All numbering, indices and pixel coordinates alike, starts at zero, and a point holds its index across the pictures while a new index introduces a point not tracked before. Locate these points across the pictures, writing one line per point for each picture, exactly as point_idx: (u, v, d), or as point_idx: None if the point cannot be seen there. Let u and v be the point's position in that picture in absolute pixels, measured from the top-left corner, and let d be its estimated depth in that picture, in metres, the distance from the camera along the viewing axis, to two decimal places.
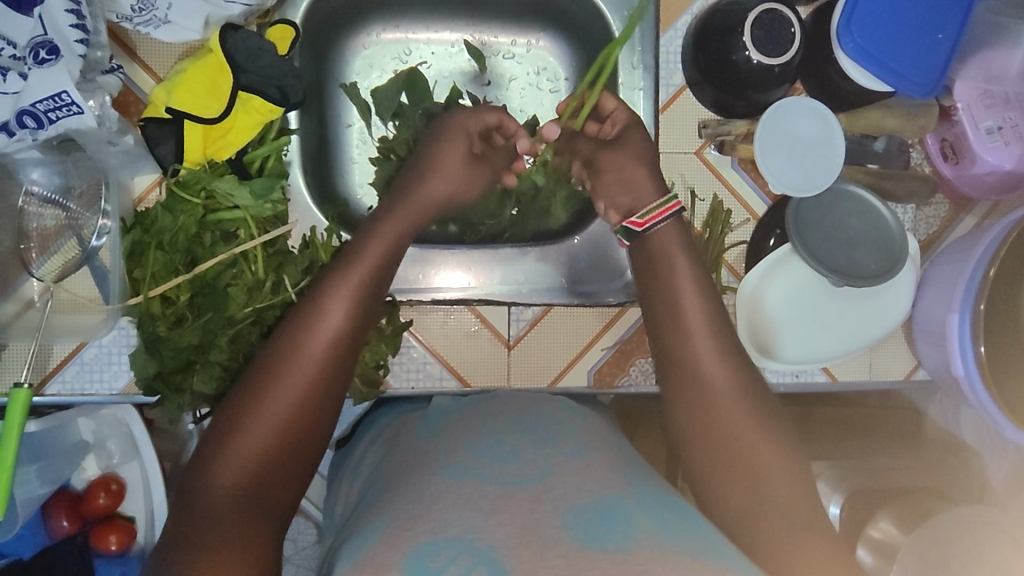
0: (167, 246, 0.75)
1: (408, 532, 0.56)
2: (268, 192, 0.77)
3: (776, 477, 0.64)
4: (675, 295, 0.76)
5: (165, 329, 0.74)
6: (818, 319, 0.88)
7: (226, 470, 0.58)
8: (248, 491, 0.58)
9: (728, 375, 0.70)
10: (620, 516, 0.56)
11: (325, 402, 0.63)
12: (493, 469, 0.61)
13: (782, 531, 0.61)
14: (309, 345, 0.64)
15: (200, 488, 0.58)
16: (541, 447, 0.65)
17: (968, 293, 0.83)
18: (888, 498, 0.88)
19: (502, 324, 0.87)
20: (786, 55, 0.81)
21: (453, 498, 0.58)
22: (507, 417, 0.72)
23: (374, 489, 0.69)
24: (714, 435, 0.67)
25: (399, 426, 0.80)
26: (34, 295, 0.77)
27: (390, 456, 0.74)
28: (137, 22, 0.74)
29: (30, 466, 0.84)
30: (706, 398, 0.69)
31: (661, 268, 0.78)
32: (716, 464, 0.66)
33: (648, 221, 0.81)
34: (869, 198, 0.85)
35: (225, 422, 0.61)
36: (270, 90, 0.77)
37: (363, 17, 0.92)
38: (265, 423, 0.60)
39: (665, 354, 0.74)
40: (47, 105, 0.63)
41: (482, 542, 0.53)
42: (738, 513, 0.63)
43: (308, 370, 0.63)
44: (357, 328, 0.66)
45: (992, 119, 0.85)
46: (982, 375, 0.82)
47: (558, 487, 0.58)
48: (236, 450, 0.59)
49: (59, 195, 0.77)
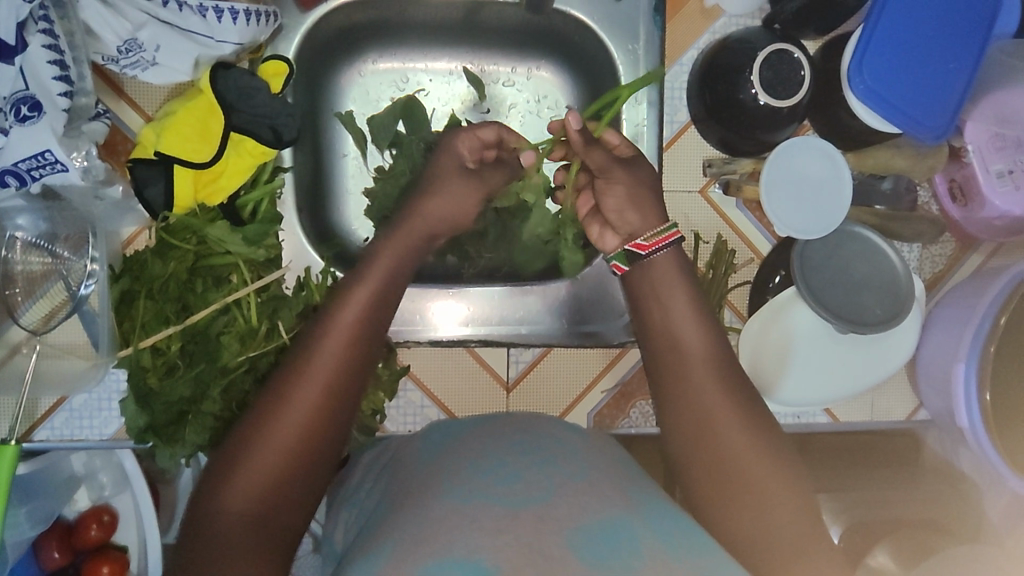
0: (158, 295, 0.73)
1: (414, 555, 0.54)
2: (261, 238, 0.75)
3: (782, 505, 0.63)
4: (664, 322, 0.75)
5: (156, 380, 0.72)
6: (823, 362, 0.87)
7: (235, 494, 0.56)
8: (258, 517, 0.56)
9: (724, 398, 0.69)
10: (625, 535, 0.55)
11: (336, 423, 0.62)
12: (499, 491, 0.60)
13: (791, 562, 0.60)
14: (320, 363, 0.62)
15: (208, 514, 0.56)
16: (546, 467, 0.63)
17: (976, 340, 0.81)
18: (889, 530, 0.86)
19: (501, 366, 0.86)
20: (795, 96, 0.78)
21: (456, 521, 0.57)
22: (508, 441, 0.69)
23: (376, 514, 0.66)
24: (716, 460, 0.66)
25: (397, 447, 0.78)
26: (21, 341, 0.75)
27: (390, 479, 0.71)
28: (124, 64, 0.71)
29: (21, 508, 0.78)
30: (706, 425, 0.68)
31: (654, 290, 0.77)
32: (715, 489, 0.65)
33: (654, 245, 0.78)
34: (875, 240, 0.84)
35: (234, 445, 0.59)
36: (262, 130, 0.75)
37: (359, 45, 0.89)
38: (276, 444, 0.59)
39: (659, 379, 0.73)
40: (30, 164, 0.63)
41: (489, 562, 0.52)
42: (747, 547, 0.61)
43: (318, 389, 0.61)
44: (365, 344, 0.65)
45: (1003, 162, 0.83)
46: (987, 426, 0.81)
47: (561, 506, 0.58)
48: (247, 473, 0.57)
49: (45, 240, 0.75)
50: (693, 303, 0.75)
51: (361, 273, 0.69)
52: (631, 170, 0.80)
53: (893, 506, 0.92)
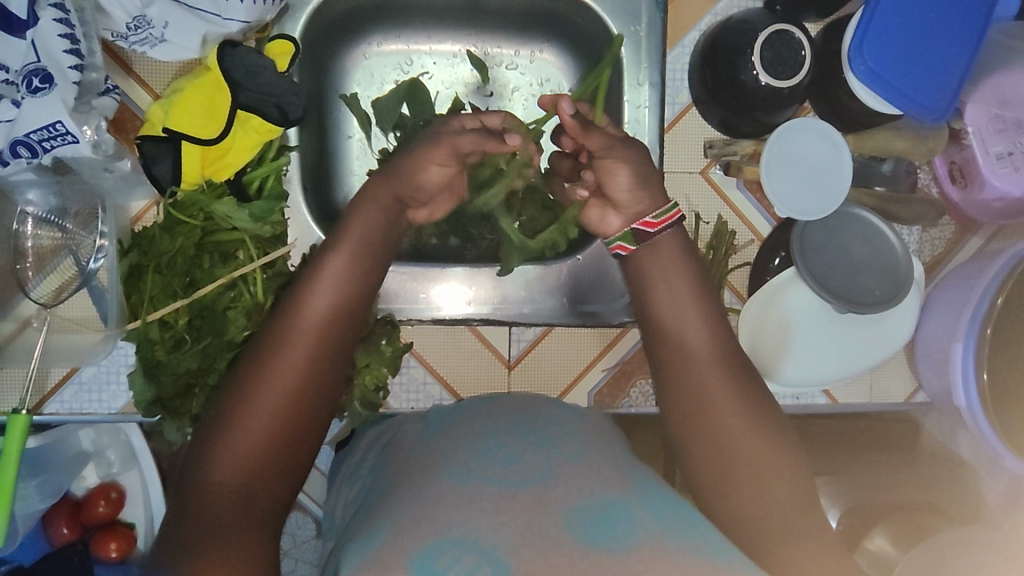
0: (166, 269, 0.74)
1: (417, 530, 0.56)
2: (267, 214, 0.76)
3: (777, 485, 0.64)
4: (658, 314, 0.76)
5: (164, 353, 0.73)
6: (822, 343, 0.87)
7: (220, 467, 0.58)
8: (242, 489, 0.57)
9: (723, 378, 0.70)
10: (623, 518, 0.56)
11: (316, 396, 0.63)
12: (497, 471, 0.61)
13: (789, 541, 0.60)
14: (297, 336, 0.64)
15: (194, 489, 0.57)
16: (543, 450, 0.64)
17: (974, 319, 0.82)
18: (883, 515, 0.86)
19: (503, 346, 0.87)
20: (795, 77, 0.79)
21: (455, 500, 0.58)
22: (507, 420, 0.71)
23: (375, 494, 0.67)
24: (713, 442, 0.67)
25: (396, 427, 0.79)
26: (31, 315, 0.76)
27: (388, 459, 0.73)
28: (133, 41, 0.72)
29: (30, 481, 0.80)
30: (700, 411, 0.69)
31: (651, 281, 0.78)
32: (712, 470, 0.66)
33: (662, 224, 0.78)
34: (875, 222, 0.85)
35: (216, 420, 0.60)
36: (269, 109, 0.75)
37: (364, 27, 0.90)
38: (257, 418, 0.60)
39: (660, 367, 0.74)
40: (41, 135, 0.63)
41: (486, 541, 0.53)
42: (744, 525, 0.62)
43: (297, 362, 0.62)
44: (341, 318, 0.66)
45: (1003, 145, 0.83)
46: (985, 405, 0.81)
47: (559, 487, 0.58)
48: (230, 446, 0.58)
49: (55, 216, 0.77)
50: (694, 284, 0.76)
51: (340, 250, 0.70)
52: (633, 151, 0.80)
53: (890, 488, 0.92)
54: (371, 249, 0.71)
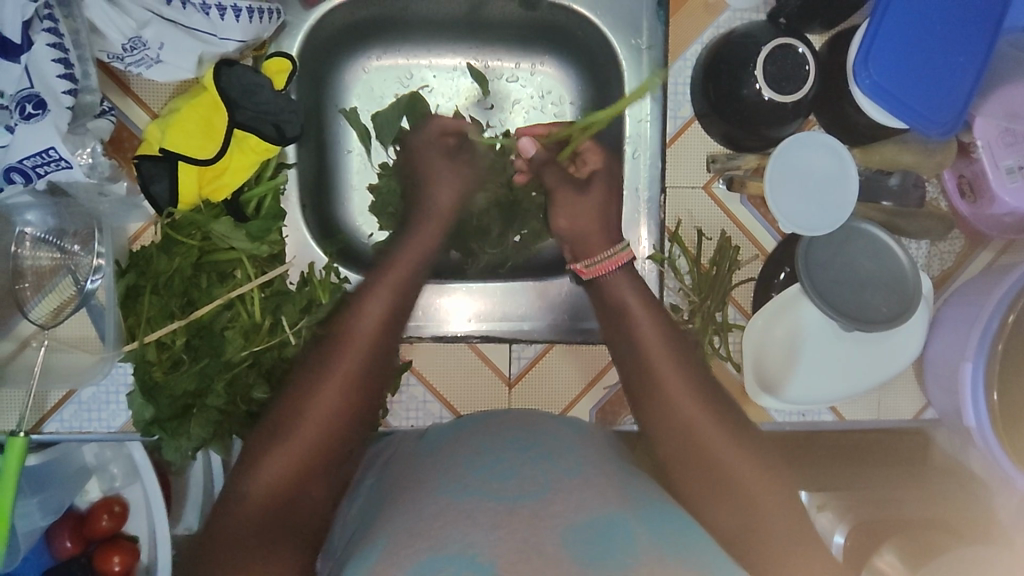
0: (163, 290, 0.74)
1: (409, 547, 0.55)
2: (265, 233, 0.76)
3: (763, 498, 0.65)
4: (636, 333, 0.76)
5: (162, 374, 0.73)
6: (828, 360, 0.86)
7: (266, 478, 0.62)
8: (286, 501, 0.62)
9: (695, 397, 0.71)
10: (621, 535, 0.55)
11: (357, 418, 0.67)
12: (495, 487, 0.60)
13: (774, 551, 0.62)
14: (344, 360, 0.68)
15: (238, 497, 0.62)
16: (541, 463, 0.64)
17: (983, 340, 0.80)
18: (892, 530, 0.85)
19: (504, 363, 0.86)
20: (799, 91, 0.78)
21: (451, 515, 0.57)
22: (507, 436, 0.70)
23: (368, 517, 0.67)
24: (704, 454, 0.67)
25: (397, 447, 0.78)
26: (30, 335, 0.76)
27: (384, 480, 0.72)
28: (129, 61, 0.71)
29: (32, 499, 0.80)
30: (684, 426, 0.69)
31: (627, 306, 0.78)
32: (698, 483, 0.66)
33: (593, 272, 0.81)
34: (883, 237, 0.83)
35: (265, 435, 0.65)
36: (266, 126, 0.75)
37: (363, 41, 0.89)
38: (302, 435, 0.64)
39: (633, 384, 0.74)
40: (34, 161, 0.63)
41: (484, 557, 0.52)
42: (734, 537, 0.63)
43: (342, 384, 0.67)
44: (383, 345, 0.71)
45: (1014, 158, 0.82)
46: (996, 431, 0.80)
47: (560, 503, 0.58)
48: (278, 460, 0.63)
49: (54, 236, 0.76)
50: None
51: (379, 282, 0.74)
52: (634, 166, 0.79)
53: (895, 504, 0.90)
54: (410, 294, 0.75)
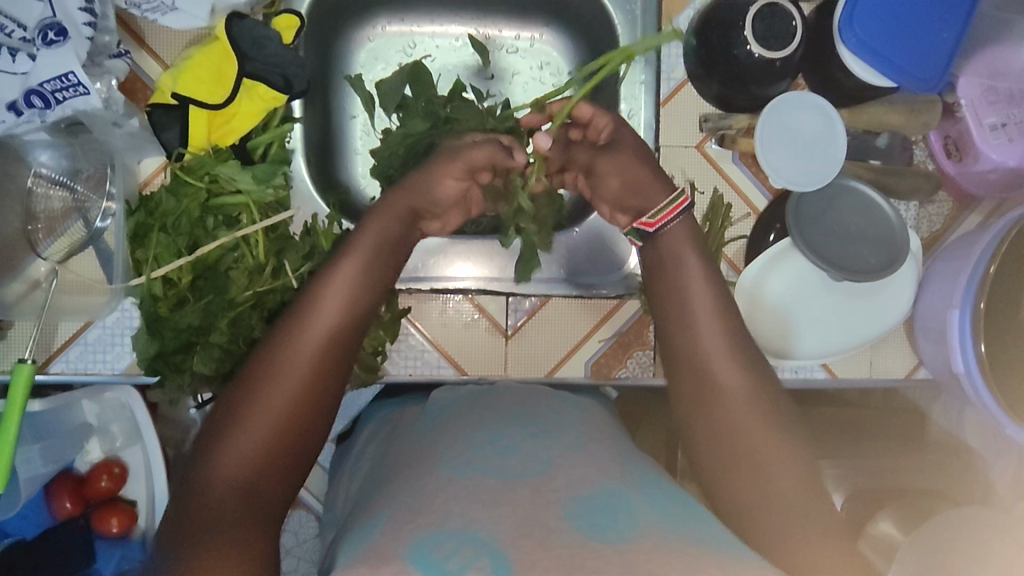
0: (170, 228, 0.76)
1: (409, 526, 0.55)
2: (270, 177, 0.79)
3: (779, 465, 0.62)
4: (688, 304, 0.74)
5: (166, 310, 0.75)
6: (822, 315, 0.88)
7: (227, 463, 0.57)
8: (248, 485, 0.56)
9: (734, 367, 0.68)
10: (622, 508, 0.55)
11: (321, 404, 0.62)
12: (496, 465, 0.60)
13: (786, 523, 0.59)
14: (307, 345, 0.63)
15: (195, 492, 0.56)
16: (543, 440, 0.64)
17: (969, 288, 0.82)
18: (887, 499, 0.84)
19: (500, 314, 0.89)
20: (787, 48, 0.81)
21: (450, 494, 0.57)
22: (507, 411, 0.71)
23: (373, 487, 0.67)
24: (722, 427, 0.65)
25: (396, 420, 0.79)
26: (41, 276, 0.78)
27: (387, 451, 0.72)
28: (145, 9, 0.75)
29: (33, 445, 0.83)
30: (713, 394, 0.67)
31: (679, 268, 0.77)
32: (718, 453, 0.65)
33: (660, 222, 0.79)
34: (871, 194, 0.85)
35: (224, 419, 0.60)
36: (273, 77, 0.78)
37: (369, 10, 0.93)
38: (265, 417, 0.59)
39: (671, 355, 0.73)
40: (55, 84, 0.64)
41: (485, 533, 0.52)
42: (745, 505, 0.62)
43: (302, 370, 0.62)
44: (344, 331, 0.66)
45: (996, 115, 0.84)
46: (983, 370, 0.81)
47: (559, 479, 0.57)
48: (236, 444, 0.58)
49: (66, 178, 0.79)
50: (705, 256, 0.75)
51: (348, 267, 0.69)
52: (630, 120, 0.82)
53: (892, 474, 0.89)
54: (381, 255, 0.73)
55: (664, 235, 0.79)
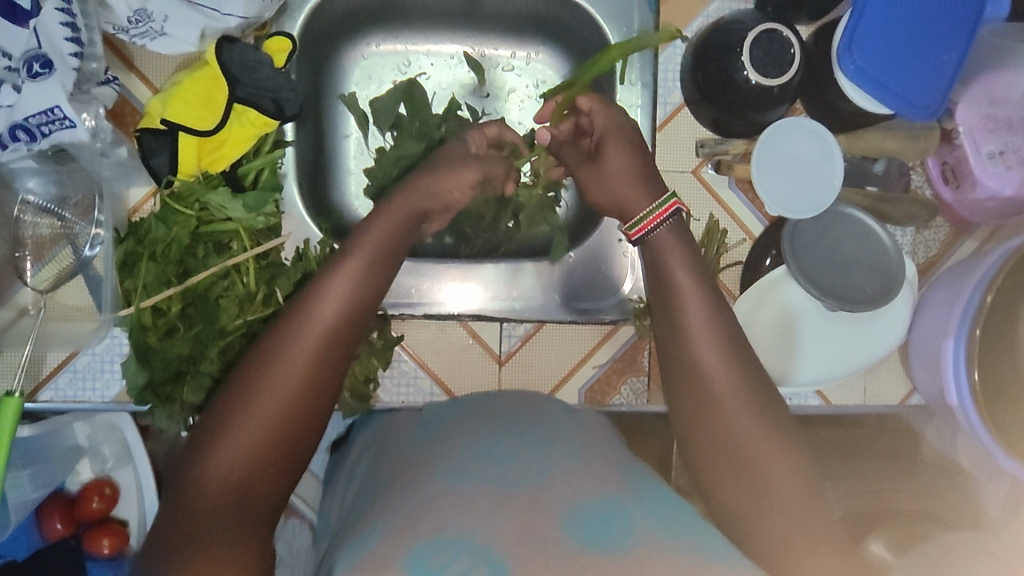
0: (160, 257, 0.75)
1: (407, 532, 0.54)
2: (261, 205, 0.78)
3: (780, 476, 0.61)
4: (680, 317, 0.69)
5: (156, 339, 0.74)
6: (817, 342, 0.88)
7: (220, 464, 0.56)
8: (241, 486, 0.56)
9: (731, 372, 0.66)
10: (619, 520, 0.54)
11: (319, 402, 0.61)
12: (493, 472, 0.60)
13: (785, 532, 0.59)
14: (306, 340, 0.61)
15: (187, 492, 0.55)
16: (540, 450, 0.64)
17: (964, 318, 0.81)
18: (882, 521, 0.83)
19: (494, 340, 0.88)
20: (785, 75, 0.80)
21: (449, 504, 0.56)
22: (506, 424, 0.70)
23: (368, 493, 0.66)
24: (721, 438, 0.64)
25: (388, 427, 0.78)
26: (29, 303, 0.77)
27: (378, 462, 0.71)
28: (134, 34, 0.74)
29: (23, 470, 0.82)
30: (708, 402, 0.65)
31: (666, 281, 0.72)
32: (717, 463, 0.64)
33: (639, 233, 0.76)
34: (866, 220, 0.85)
35: (219, 415, 0.58)
36: (265, 102, 0.77)
37: (363, 28, 0.92)
38: (260, 415, 0.58)
39: (667, 356, 0.70)
40: (39, 119, 0.63)
41: (482, 540, 0.52)
42: (745, 514, 0.61)
43: (300, 366, 0.60)
44: (345, 325, 0.63)
45: (994, 143, 0.84)
46: (977, 408, 0.80)
47: (558, 485, 0.57)
48: (231, 443, 0.56)
49: (55, 205, 0.78)
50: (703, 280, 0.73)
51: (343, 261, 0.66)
52: (626, 148, 0.81)
53: (891, 496, 0.88)
54: (387, 257, 0.71)
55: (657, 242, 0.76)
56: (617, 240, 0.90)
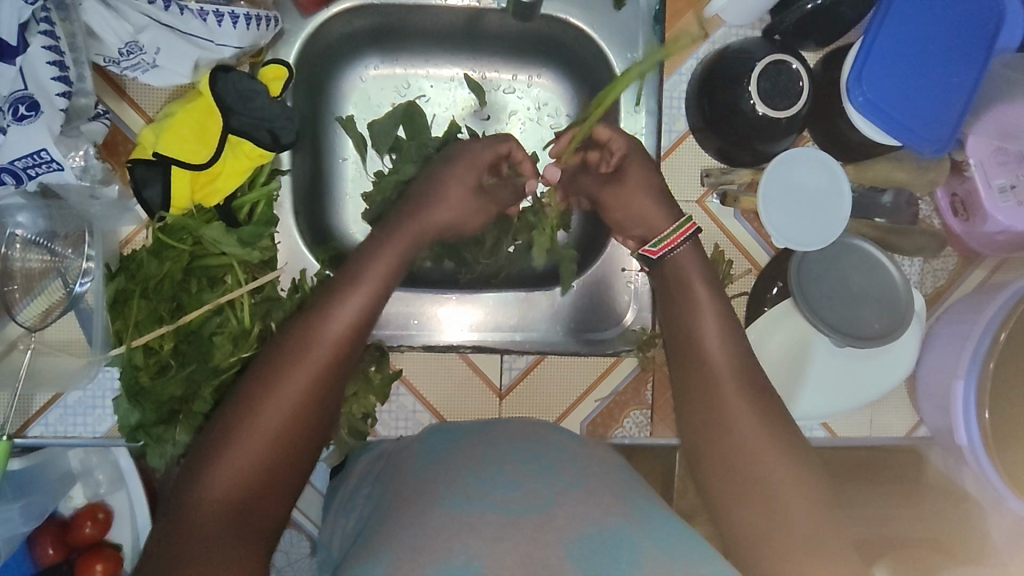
0: (152, 294, 0.74)
1: (415, 562, 0.53)
2: (256, 239, 0.76)
3: (788, 494, 0.63)
4: (698, 338, 0.75)
5: (148, 379, 0.72)
6: (824, 375, 0.86)
7: (220, 477, 0.58)
8: (239, 498, 0.58)
9: (742, 393, 0.70)
10: (627, 545, 0.54)
11: (315, 421, 0.63)
12: (496, 498, 0.58)
13: (793, 552, 0.60)
14: (310, 360, 0.64)
15: (185, 505, 0.57)
16: (545, 475, 0.61)
17: (976, 355, 0.80)
18: (887, 549, 0.90)
19: (495, 373, 0.86)
20: (793, 108, 0.78)
21: (456, 529, 0.55)
22: (509, 445, 0.68)
23: (371, 522, 0.64)
24: (731, 455, 0.66)
25: (392, 451, 0.77)
26: (18, 337, 0.76)
27: (388, 475, 0.71)
28: (125, 66, 0.72)
29: (15, 503, 0.79)
30: (721, 416, 0.69)
31: (686, 301, 0.77)
32: (729, 477, 0.66)
33: (664, 250, 0.80)
34: (875, 254, 0.83)
35: (221, 433, 0.61)
36: (261, 134, 0.75)
37: (361, 50, 0.90)
38: (260, 429, 0.60)
39: (682, 374, 0.74)
40: (26, 162, 0.63)
41: (487, 569, 0.51)
42: (754, 535, 0.62)
43: (300, 386, 0.62)
44: (347, 346, 0.66)
45: (1005, 177, 0.81)
46: (986, 445, 0.80)
47: (562, 516, 0.56)
48: (230, 459, 0.59)
49: (45, 238, 0.76)
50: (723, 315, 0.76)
51: (352, 281, 0.68)
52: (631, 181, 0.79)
53: (893, 523, 0.92)
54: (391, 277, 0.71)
55: (679, 260, 0.79)
56: (620, 270, 0.90)
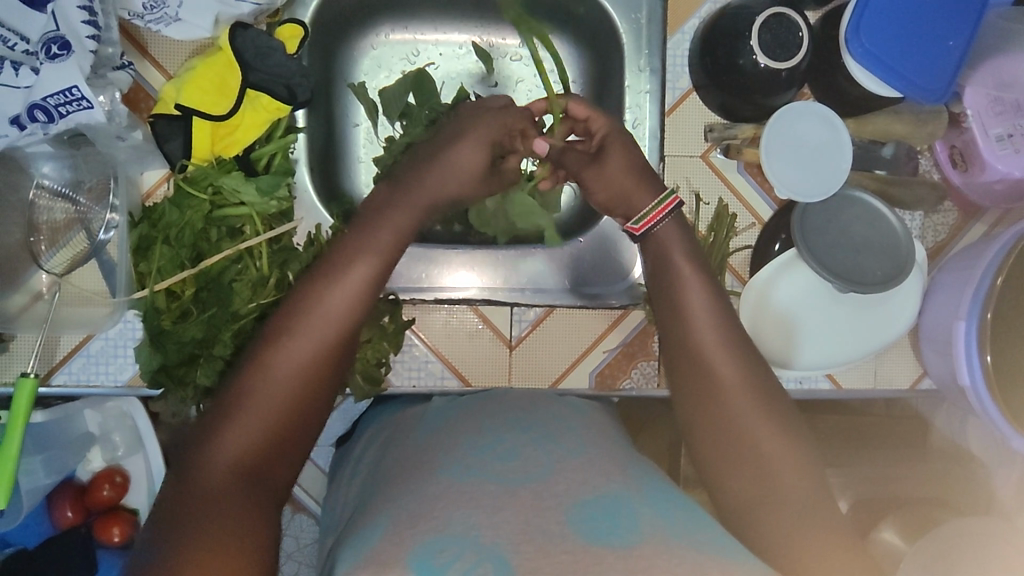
0: (174, 241, 0.76)
1: (413, 528, 0.51)
2: (274, 189, 0.79)
3: (787, 472, 0.60)
4: (684, 310, 0.69)
5: (170, 322, 0.74)
6: (826, 325, 0.88)
7: (226, 446, 0.53)
8: (249, 469, 0.53)
9: (729, 361, 0.65)
10: (625, 514, 0.51)
11: (323, 394, 0.57)
12: (495, 467, 0.56)
13: (791, 526, 0.57)
14: (319, 322, 0.57)
15: (195, 464, 0.52)
16: (544, 445, 0.59)
17: (975, 300, 0.82)
18: (891, 508, 0.84)
19: (504, 325, 0.88)
20: (792, 59, 0.81)
21: (455, 497, 0.53)
22: (506, 416, 0.66)
23: (370, 492, 0.63)
24: (722, 427, 0.63)
25: (396, 422, 0.76)
26: (43, 287, 0.78)
27: (385, 457, 0.68)
28: (149, 20, 0.75)
29: (35, 456, 0.81)
30: (713, 393, 0.64)
31: (672, 278, 0.71)
32: (719, 448, 0.62)
33: (645, 226, 0.76)
34: (875, 204, 0.85)
35: (223, 401, 0.55)
36: (278, 88, 0.78)
37: (373, 17, 0.93)
38: (268, 397, 0.54)
39: (668, 347, 0.69)
40: (57, 99, 0.65)
41: (487, 539, 0.48)
42: (745, 504, 0.60)
43: (308, 353, 0.56)
44: (362, 308, 0.59)
45: (1002, 127, 0.84)
46: (989, 388, 0.80)
47: (561, 482, 0.54)
48: (236, 430, 0.53)
49: (69, 189, 0.79)
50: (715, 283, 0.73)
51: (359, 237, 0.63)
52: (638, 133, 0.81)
53: (893, 483, 0.90)
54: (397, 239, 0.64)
55: (660, 235, 0.75)
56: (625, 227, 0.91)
